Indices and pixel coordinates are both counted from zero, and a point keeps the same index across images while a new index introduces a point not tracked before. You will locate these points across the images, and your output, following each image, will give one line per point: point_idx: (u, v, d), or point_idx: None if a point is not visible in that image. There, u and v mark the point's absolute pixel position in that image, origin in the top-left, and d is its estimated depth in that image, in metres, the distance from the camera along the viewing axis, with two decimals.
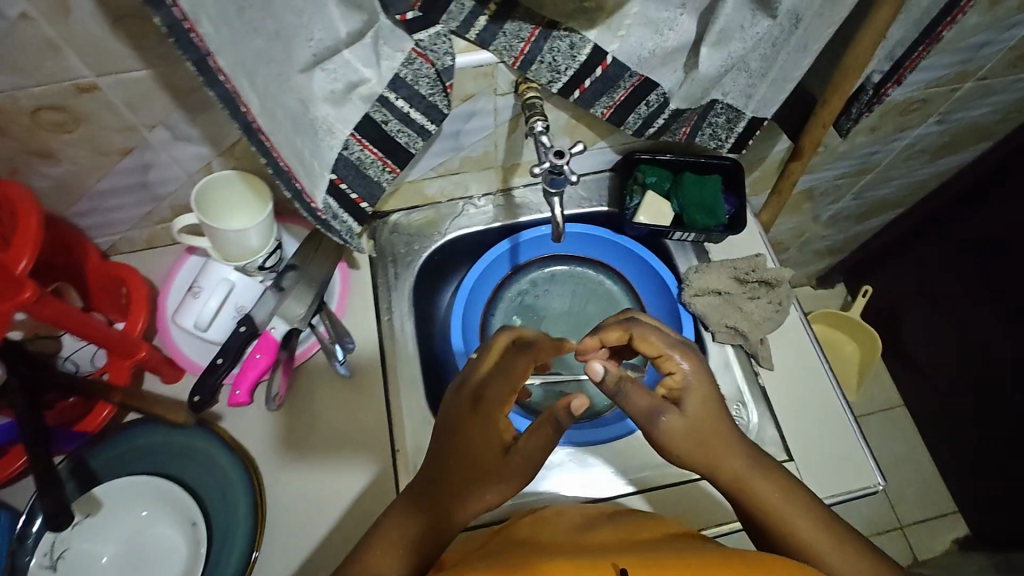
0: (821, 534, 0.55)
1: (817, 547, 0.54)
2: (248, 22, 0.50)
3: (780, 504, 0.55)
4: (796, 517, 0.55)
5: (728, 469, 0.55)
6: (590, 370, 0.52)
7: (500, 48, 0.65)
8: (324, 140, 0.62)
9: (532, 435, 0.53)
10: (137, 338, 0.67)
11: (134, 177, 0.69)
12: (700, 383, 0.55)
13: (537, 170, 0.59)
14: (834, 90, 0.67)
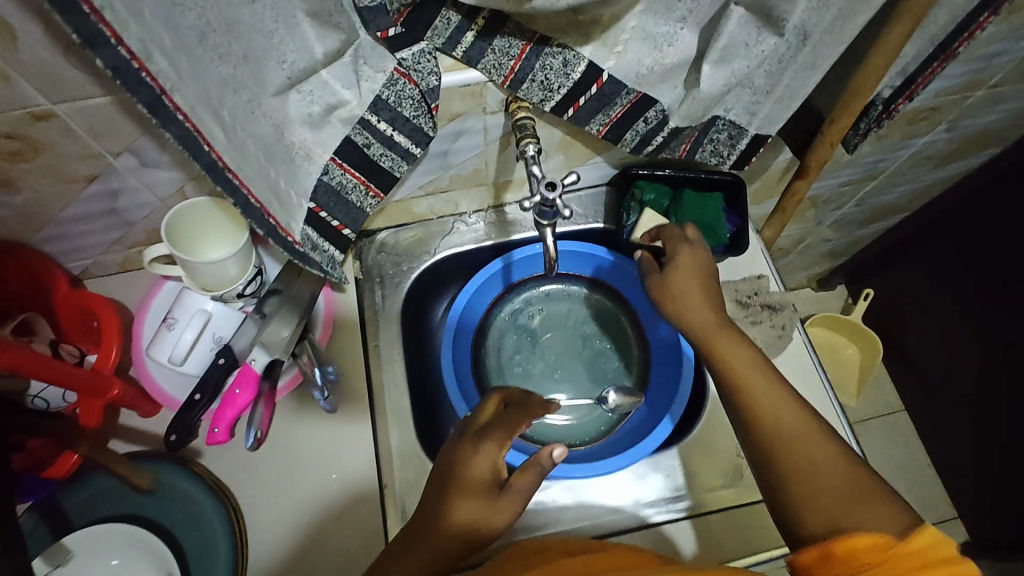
0: (797, 427, 0.56)
1: (785, 431, 0.56)
2: (211, 48, 0.46)
3: (762, 387, 0.58)
4: (776, 401, 0.58)
5: (711, 340, 0.63)
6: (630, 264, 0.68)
7: (488, 67, 0.61)
8: (302, 166, 0.58)
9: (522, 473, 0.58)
10: (109, 375, 0.64)
11: (103, 203, 0.65)
12: (690, 252, 0.69)
13: (526, 206, 0.56)
14: (843, 108, 0.63)
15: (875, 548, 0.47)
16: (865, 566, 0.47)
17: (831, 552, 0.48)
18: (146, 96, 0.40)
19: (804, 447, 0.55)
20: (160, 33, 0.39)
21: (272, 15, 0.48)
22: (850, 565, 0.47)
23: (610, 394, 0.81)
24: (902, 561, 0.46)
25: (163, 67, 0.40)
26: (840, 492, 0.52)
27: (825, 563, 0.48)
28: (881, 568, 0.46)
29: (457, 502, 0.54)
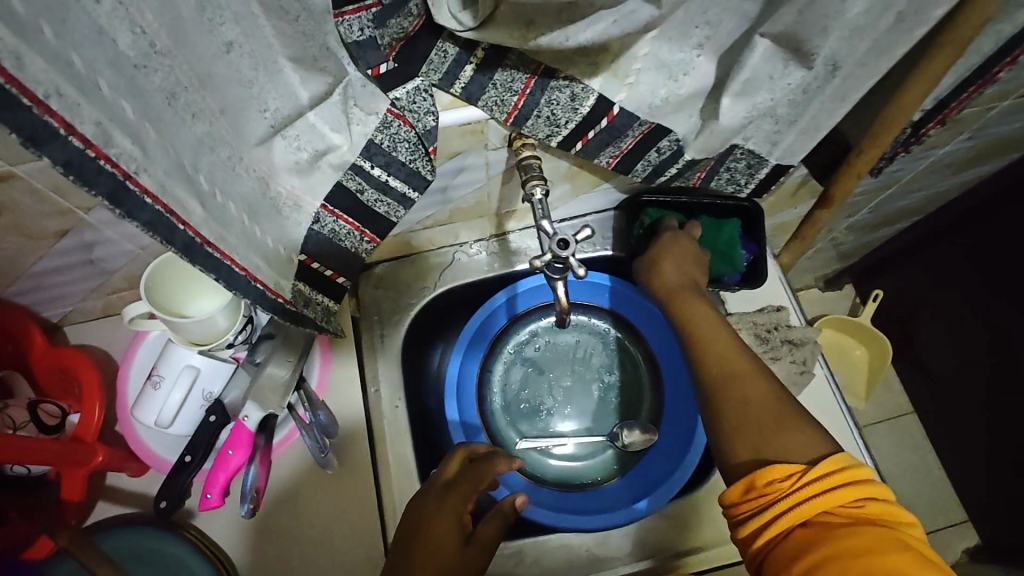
0: (727, 370, 0.59)
1: (724, 368, 0.59)
2: (182, 108, 0.41)
3: (710, 331, 0.63)
4: (723, 345, 0.62)
5: (677, 299, 0.68)
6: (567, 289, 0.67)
7: (490, 104, 0.56)
8: (290, 217, 0.53)
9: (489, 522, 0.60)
10: (92, 442, 0.60)
11: (79, 255, 0.61)
12: (675, 240, 0.72)
13: (538, 263, 0.55)
14: (871, 139, 0.59)
15: (789, 478, 0.50)
16: (781, 494, 0.50)
17: (753, 483, 0.51)
18: (107, 186, 0.35)
19: (738, 381, 0.58)
20: (119, 105, 0.35)
21: (251, 63, 0.43)
22: (767, 494, 0.50)
23: (624, 433, 0.78)
24: (814, 489, 0.49)
25: (126, 147, 0.36)
26: (765, 420, 0.55)
27: (749, 494, 0.51)
28: (793, 495, 0.49)
29: (421, 556, 0.54)
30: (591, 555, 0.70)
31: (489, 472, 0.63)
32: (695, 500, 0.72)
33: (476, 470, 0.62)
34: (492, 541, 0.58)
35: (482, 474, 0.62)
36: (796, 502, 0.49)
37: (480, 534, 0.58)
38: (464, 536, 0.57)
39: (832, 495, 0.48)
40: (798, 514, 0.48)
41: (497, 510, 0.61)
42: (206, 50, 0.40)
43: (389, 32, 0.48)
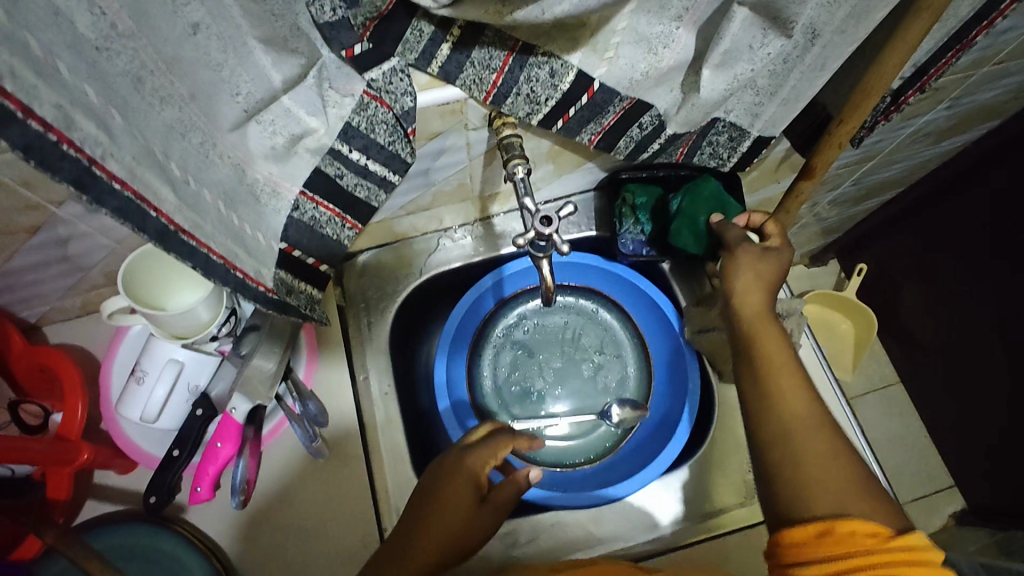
0: (801, 420, 0.51)
1: (806, 420, 0.51)
2: (150, 92, 0.40)
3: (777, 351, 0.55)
4: (799, 397, 0.52)
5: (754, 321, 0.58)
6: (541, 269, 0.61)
7: (468, 82, 0.54)
8: (269, 205, 0.52)
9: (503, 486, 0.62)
10: (75, 440, 0.59)
11: (52, 251, 0.59)
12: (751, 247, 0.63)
13: (521, 240, 0.54)
14: (851, 108, 0.59)
15: (873, 537, 0.43)
16: (861, 550, 0.42)
17: (831, 529, 0.44)
18: (72, 171, 0.35)
19: (822, 435, 0.50)
20: (82, 88, 0.35)
21: (219, 45, 0.42)
22: (844, 546, 0.43)
23: (614, 408, 0.78)
24: (890, 556, 0.42)
25: (90, 131, 0.35)
26: (842, 481, 0.47)
27: (820, 539, 0.44)
28: (872, 556, 0.42)
29: (437, 516, 0.55)
30: (586, 533, 0.70)
31: (507, 444, 0.62)
32: (686, 474, 0.73)
33: (497, 439, 0.62)
34: (503, 504, 0.61)
35: (501, 442, 0.62)
36: (872, 564, 0.42)
37: (495, 496, 0.60)
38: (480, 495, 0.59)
39: (908, 567, 0.42)
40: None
41: (512, 480, 0.63)
42: (170, 31, 0.39)
43: (362, 12, 0.45)
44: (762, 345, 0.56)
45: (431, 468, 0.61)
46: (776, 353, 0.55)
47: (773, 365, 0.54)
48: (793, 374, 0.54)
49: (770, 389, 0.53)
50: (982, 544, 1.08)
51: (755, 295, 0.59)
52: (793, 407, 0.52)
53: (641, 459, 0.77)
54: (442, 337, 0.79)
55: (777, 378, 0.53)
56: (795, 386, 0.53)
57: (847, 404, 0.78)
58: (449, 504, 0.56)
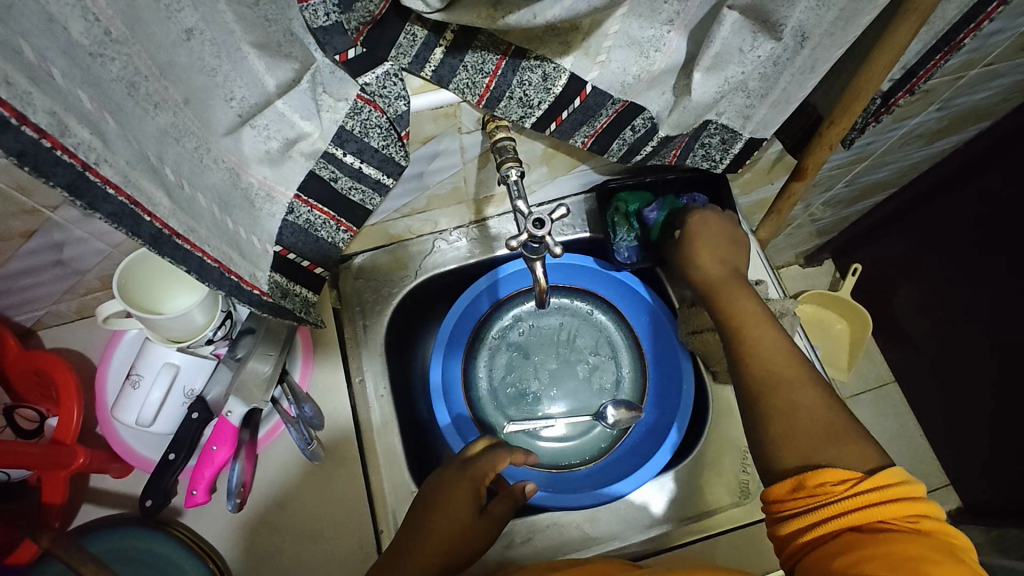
0: (768, 372, 0.57)
1: (779, 372, 0.57)
2: (144, 97, 0.40)
3: (753, 327, 0.61)
4: (766, 352, 0.59)
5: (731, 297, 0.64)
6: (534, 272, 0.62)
7: (461, 86, 0.54)
8: (263, 208, 0.52)
9: (502, 499, 0.62)
10: (72, 444, 0.59)
11: (48, 256, 0.59)
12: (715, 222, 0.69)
13: (515, 243, 0.55)
14: (842, 110, 0.60)
15: (842, 484, 0.48)
16: (831, 497, 0.48)
17: (802, 482, 0.50)
18: (66, 176, 0.35)
19: (794, 388, 0.56)
20: (77, 95, 0.35)
21: (213, 50, 0.42)
22: (816, 495, 0.49)
23: (609, 410, 0.79)
24: (859, 499, 0.47)
25: (84, 137, 0.36)
26: (815, 431, 0.53)
27: (796, 493, 0.50)
28: (840, 501, 0.48)
29: (437, 524, 0.57)
30: (581, 533, 0.70)
31: (503, 458, 0.63)
32: (681, 474, 0.73)
33: (495, 453, 0.64)
34: (502, 516, 0.61)
35: (498, 457, 0.63)
36: (843, 509, 0.47)
37: (495, 508, 0.61)
38: (479, 508, 0.60)
39: (880, 506, 0.46)
40: (847, 521, 0.47)
41: (509, 492, 0.63)
42: (165, 38, 0.39)
43: (355, 17, 0.45)
44: (740, 322, 0.61)
45: (426, 489, 0.61)
46: (742, 315, 0.62)
47: (740, 330, 0.61)
48: (766, 333, 0.60)
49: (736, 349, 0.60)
50: (980, 541, 1.11)
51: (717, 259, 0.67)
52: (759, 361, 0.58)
53: (636, 459, 0.77)
54: (437, 340, 0.79)
55: (747, 338, 0.60)
56: (762, 343, 0.60)
57: None
58: (447, 515, 0.58)
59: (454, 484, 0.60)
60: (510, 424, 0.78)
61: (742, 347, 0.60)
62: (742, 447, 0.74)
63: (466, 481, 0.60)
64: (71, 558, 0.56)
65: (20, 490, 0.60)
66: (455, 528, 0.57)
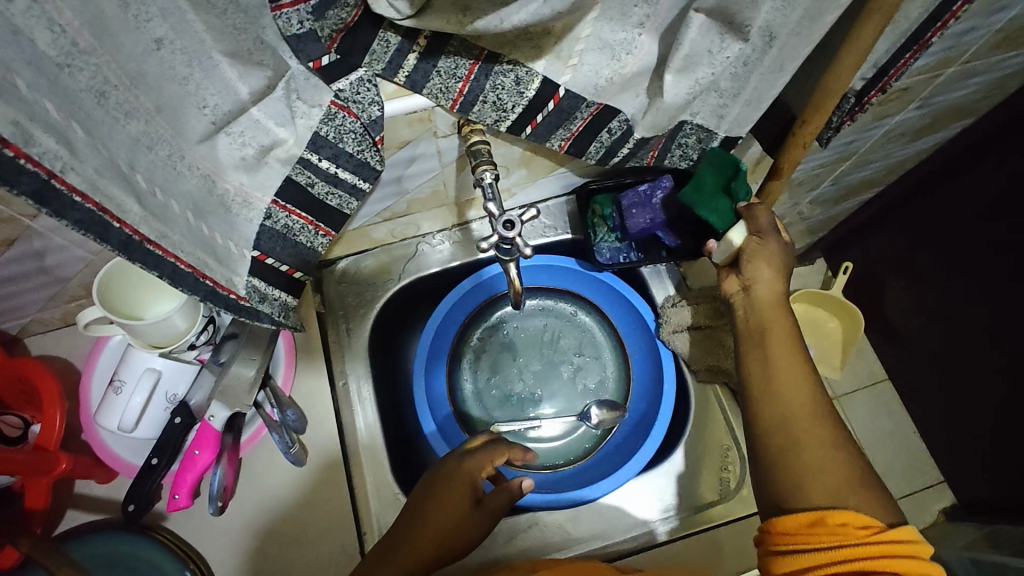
0: (802, 405, 0.56)
1: (802, 409, 0.56)
2: (114, 107, 0.41)
3: (777, 350, 0.60)
4: (801, 382, 0.58)
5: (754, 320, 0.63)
6: (508, 272, 0.62)
7: (435, 91, 0.55)
8: (240, 214, 0.52)
9: (499, 493, 0.61)
10: (54, 450, 0.59)
11: (29, 263, 0.60)
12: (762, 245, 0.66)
13: (486, 246, 0.56)
14: (814, 109, 0.61)
15: (863, 529, 0.48)
16: (851, 539, 0.48)
17: (823, 519, 0.49)
18: (31, 184, 0.36)
19: (813, 422, 0.55)
20: (43, 105, 0.36)
21: (184, 59, 0.43)
22: (835, 534, 0.48)
23: (593, 410, 0.79)
24: (876, 547, 0.47)
25: (49, 146, 0.36)
26: (838, 470, 0.52)
27: (812, 528, 0.49)
28: (859, 545, 0.47)
29: (432, 517, 0.57)
30: (564, 533, 0.70)
31: (502, 453, 0.64)
32: (663, 473, 0.73)
33: (492, 447, 0.64)
34: (498, 511, 0.60)
35: (497, 450, 0.64)
36: (861, 554, 0.47)
37: (488, 502, 0.60)
38: (475, 501, 0.60)
39: (897, 560, 0.46)
40: (861, 567, 0.46)
41: (504, 487, 0.61)
42: (135, 47, 0.40)
43: (328, 24, 0.46)
44: (765, 347, 0.60)
45: (421, 484, 0.62)
46: (784, 341, 0.60)
47: (779, 355, 0.60)
48: (793, 366, 0.59)
49: (769, 370, 0.59)
50: (973, 537, 1.09)
51: (776, 285, 0.64)
52: (794, 391, 0.57)
53: (619, 458, 0.78)
54: (420, 344, 0.79)
55: (769, 366, 0.59)
56: (800, 372, 0.58)
57: None
58: (438, 513, 0.58)
59: (449, 479, 0.60)
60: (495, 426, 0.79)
61: (776, 371, 0.58)
62: (724, 445, 0.75)
63: (456, 483, 0.60)
64: (52, 562, 0.56)
65: (4, 496, 0.60)
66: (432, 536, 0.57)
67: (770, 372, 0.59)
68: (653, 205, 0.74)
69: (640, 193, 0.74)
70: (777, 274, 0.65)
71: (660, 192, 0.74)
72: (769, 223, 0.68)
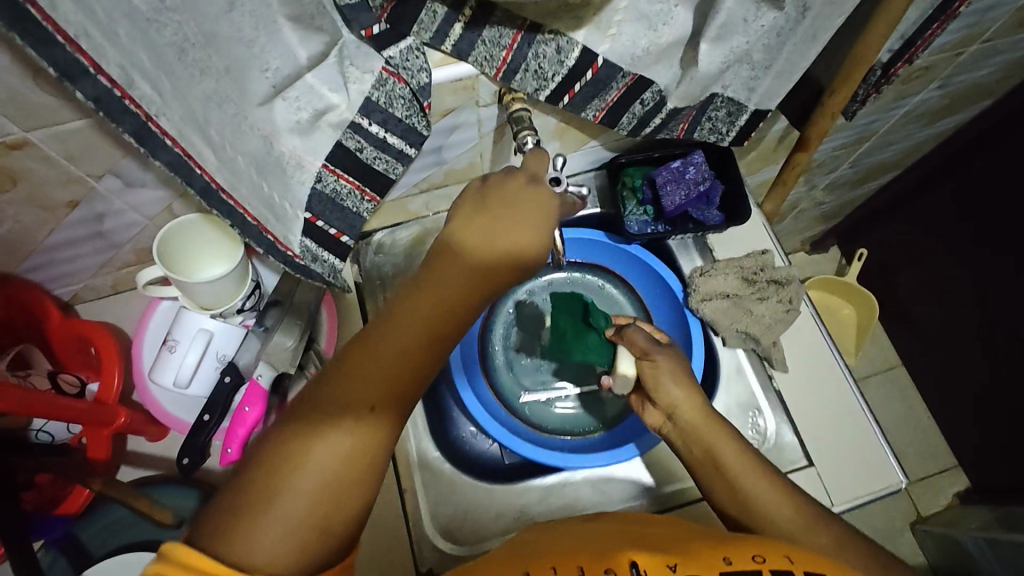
0: (775, 492, 0.57)
1: (781, 510, 0.56)
2: (192, 64, 0.43)
3: (731, 457, 0.60)
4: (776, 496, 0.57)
5: (702, 427, 0.63)
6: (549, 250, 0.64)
7: (480, 59, 0.57)
8: (294, 176, 0.55)
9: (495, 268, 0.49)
10: (113, 404, 0.63)
11: (89, 227, 0.63)
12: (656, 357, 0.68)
13: None
14: (843, 80, 0.63)
15: None
16: None
17: None
18: (131, 124, 0.41)
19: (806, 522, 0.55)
20: (138, 54, 0.40)
21: (252, 22, 0.44)
22: None
23: None
24: None
25: (147, 92, 0.41)
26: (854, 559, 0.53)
27: None
28: None
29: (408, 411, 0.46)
30: (596, 492, 0.73)
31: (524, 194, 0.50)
32: None
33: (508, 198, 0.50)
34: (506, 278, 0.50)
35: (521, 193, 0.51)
36: None
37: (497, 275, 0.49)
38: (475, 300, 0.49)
39: None
40: None
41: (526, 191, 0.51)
42: (210, 8, 0.42)
43: None
44: (716, 449, 0.61)
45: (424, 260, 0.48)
46: (732, 457, 0.60)
47: (740, 479, 0.59)
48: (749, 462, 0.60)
49: (744, 498, 0.58)
50: (986, 520, 1.13)
51: (695, 401, 0.65)
52: (781, 516, 0.56)
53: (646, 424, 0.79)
54: None
55: (730, 472, 0.59)
56: (762, 484, 0.58)
57: (847, 370, 0.76)
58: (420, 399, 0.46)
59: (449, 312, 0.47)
60: (524, 396, 0.83)
61: (751, 500, 0.57)
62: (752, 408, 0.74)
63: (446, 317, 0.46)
64: (123, 494, 0.59)
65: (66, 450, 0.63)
66: (392, 383, 0.45)
67: (746, 501, 0.58)
68: (686, 180, 0.76)
69: (673, 169, 0.76)
70: (687, 390, 0.65)
71: (692, 168, 0.76)
72: (644, 342, 0.69)
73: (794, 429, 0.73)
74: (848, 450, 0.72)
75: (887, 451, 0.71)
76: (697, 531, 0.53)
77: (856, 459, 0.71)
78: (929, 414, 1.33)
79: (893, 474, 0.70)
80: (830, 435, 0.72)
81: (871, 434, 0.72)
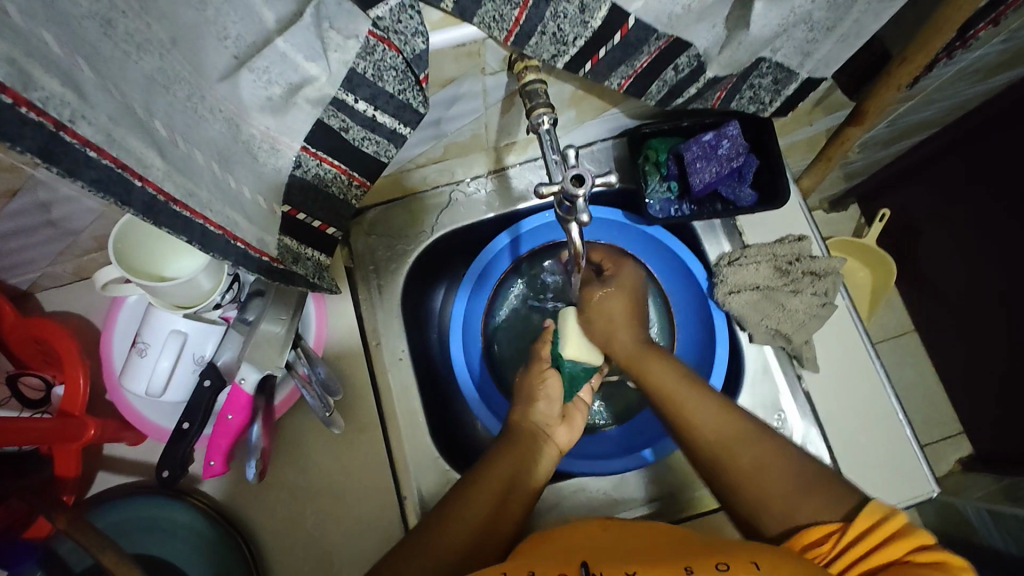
0: (726, 430, 0.57)
1: (726, 433, 0.57)
2: (123, 38, 0.35)
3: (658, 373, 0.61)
4: (708, 412, 0.58)
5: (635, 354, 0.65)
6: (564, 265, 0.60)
7: (487, 19, 0.46)
8: (267, 162, 0.46)
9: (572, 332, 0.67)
10: (79, 417, 0.57)
11: (36, 217, 0.54)
12: None
13: (544, 192, 0.49)
14: (919, 46, 0.55)
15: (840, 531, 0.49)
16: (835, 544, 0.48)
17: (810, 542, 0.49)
18: (36, 139, 0.30)
19: (750, 445, 0.56)
20: (38, 36, 0.30)
21: None
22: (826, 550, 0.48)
23: None
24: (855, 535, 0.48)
25: (54, 90, 0.31)
26: (789, 483, 0.53)
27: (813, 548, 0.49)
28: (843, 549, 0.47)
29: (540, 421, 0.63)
30: (607, 498, 0.68)
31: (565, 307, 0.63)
32: None
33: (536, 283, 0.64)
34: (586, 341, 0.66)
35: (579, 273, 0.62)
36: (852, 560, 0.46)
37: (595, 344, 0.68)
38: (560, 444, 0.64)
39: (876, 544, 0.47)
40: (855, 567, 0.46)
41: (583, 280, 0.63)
42: None
43: None
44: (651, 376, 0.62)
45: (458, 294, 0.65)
46: (682, 388, 0.60)
47: (689, 415, 0.59)
48: (686, 389, 0.60)
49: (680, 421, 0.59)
50: (989, 489, 1.06)
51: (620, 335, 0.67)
52: (708, 427, 0.57)
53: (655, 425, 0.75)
54: (467, 274, 0.76)
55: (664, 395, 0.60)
56: (704, 407, 0.59)
57: (883, 369, 0.70)
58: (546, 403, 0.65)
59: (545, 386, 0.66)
60: None
61: (684, 421, 0.59)
62: (774, 408, 0.69)
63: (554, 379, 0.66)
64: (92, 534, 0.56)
65: (32, 463, 0.59)
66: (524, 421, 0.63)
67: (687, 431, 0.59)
68: (718, 156, 0.67)
69: (704, 143, 0.66)
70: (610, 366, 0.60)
71: (725, 141, 0.67)
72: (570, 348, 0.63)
73: (823, 435, 0.68)
74: (877, 457, 0.67)
75: (922, 459, 0.66)
76: (662, 543, 0.50)
77: (886, 463, 0.67)
78: (939, 383, 1.28)
79: (925, 482, 0.66)
80: (862, 440, 0.67)
81: (903, 438, 0.67)
